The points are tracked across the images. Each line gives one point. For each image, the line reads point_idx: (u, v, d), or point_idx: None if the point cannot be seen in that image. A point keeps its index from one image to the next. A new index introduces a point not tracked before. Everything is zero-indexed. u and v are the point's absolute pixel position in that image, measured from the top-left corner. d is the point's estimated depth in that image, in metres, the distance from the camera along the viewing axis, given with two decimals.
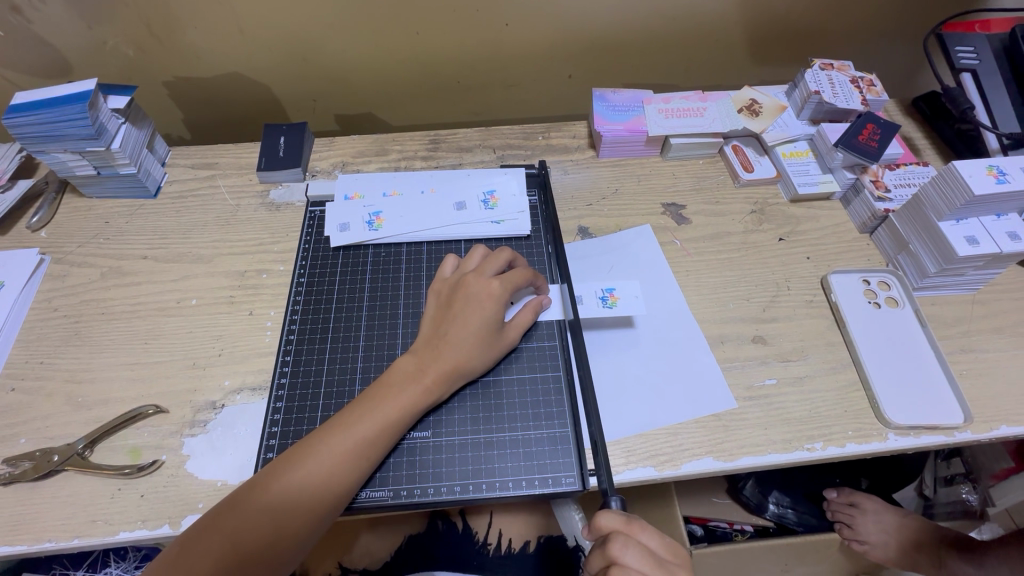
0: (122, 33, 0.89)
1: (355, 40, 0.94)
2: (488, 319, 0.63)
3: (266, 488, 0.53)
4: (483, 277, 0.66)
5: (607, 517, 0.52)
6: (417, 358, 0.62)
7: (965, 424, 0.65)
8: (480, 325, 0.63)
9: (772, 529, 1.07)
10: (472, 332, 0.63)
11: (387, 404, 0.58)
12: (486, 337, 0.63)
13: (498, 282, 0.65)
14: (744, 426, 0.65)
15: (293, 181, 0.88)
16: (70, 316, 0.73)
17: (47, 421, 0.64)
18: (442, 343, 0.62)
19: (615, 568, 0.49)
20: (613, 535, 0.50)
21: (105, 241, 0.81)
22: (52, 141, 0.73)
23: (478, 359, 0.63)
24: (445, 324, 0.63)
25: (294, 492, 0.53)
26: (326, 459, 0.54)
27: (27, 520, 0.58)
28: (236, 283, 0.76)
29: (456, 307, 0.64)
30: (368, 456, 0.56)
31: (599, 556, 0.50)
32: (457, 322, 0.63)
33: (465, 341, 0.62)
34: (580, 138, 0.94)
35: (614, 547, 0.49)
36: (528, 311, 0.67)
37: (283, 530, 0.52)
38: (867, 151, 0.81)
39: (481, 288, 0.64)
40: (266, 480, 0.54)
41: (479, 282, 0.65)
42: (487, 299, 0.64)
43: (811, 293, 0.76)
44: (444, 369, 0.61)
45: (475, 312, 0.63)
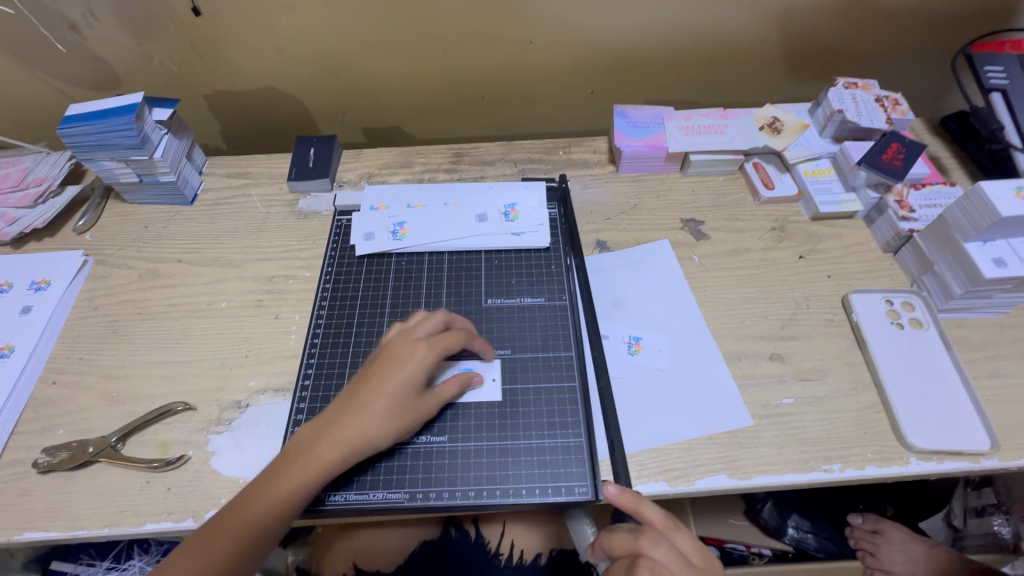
0: (167, 49, 0.94)
1: (385, 56, 0.98)
2: (405, 383, 0.59)
3: (256, 492, 0.55)
4: (412, 340, 0.62)
5: (650, 508, 0.53)
6: (345, 404, 0.59)
7: (992, 451, 0.64)
8: (396, 391, 0.59)
9: (791, 554, 1.04)
10: (389, 398, 0.59)
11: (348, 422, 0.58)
12: (404, 408, 0.59)
13: (425, 345, 0.61)
14: (760, 444, 0.65)
15: (320, 191, 0.91)
16: (108, 315, 0.77)
17: (84, 414, 0.68)
18: (357, 404, 0.58)
19: (644, 558, 0.50)
20: (649, 527, 0.52)
21: (143, 244, 0.85)
22: (100, 150, 0.78)
23: (388, 427, 0.58)
24: (367, 385, 0.60)
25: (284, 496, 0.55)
26: (308, 465, 0.56)
27: (62, 507, 0.61)
28: (264, 287, 0.80)
29: (378, 367, 0.61)
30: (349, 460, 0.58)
31: (628, 539, 0.52)
32: (376, 382, 0.59)
33: (379, 404, 0.58)
34: (601, 153, 0.95)
35: (648, 539, 0.51)
36: (455, 381, 0.63)
37: (272, 530, 0.55)
38: (891, 170, 0.80)
39: (406, 349, 0.61)
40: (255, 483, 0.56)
41: (404, 344, 0.61)
42: (408, 362, 0.60)
43: (832, 313, 0.76)
44: (347, 438, 0.57)
45: (396, 376, 0.59)
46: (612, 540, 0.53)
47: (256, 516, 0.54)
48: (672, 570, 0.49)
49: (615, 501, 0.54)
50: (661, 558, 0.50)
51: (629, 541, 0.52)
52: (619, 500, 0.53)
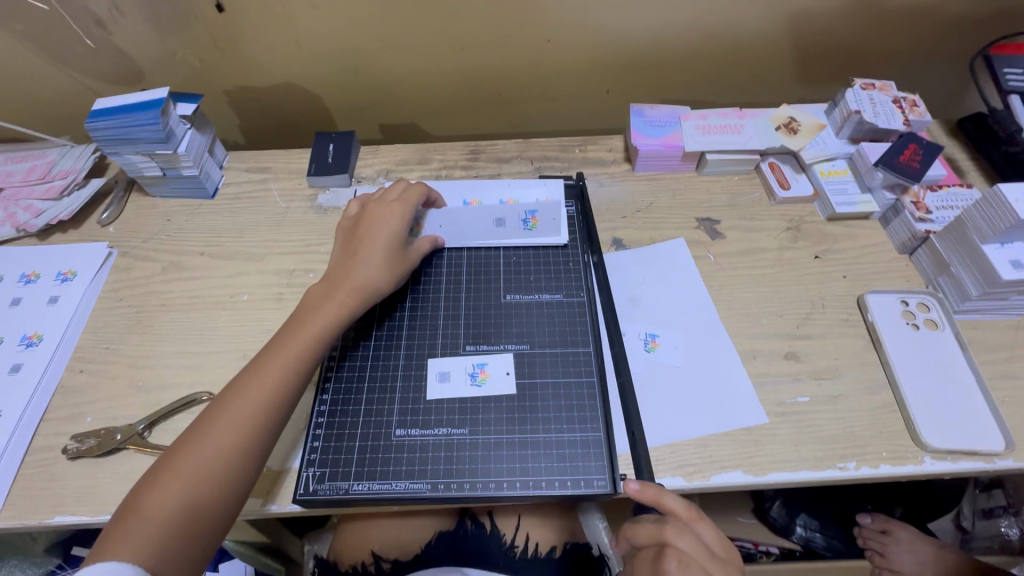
0: (190, 45, 0.95)
1: (404, 54, 0.99)
2: (393, 235, 0.72)
3: (201, 442, 0.56)
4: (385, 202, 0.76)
5: (672, 499, 0.53)
6: (329, 282, 0.69)
7: (1006, 452, 0.64)
8: (387, 243, 0.71)
9: (798, 552, 1.05)
10: (382, 246, 0.71)
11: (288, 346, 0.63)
12: (395, 253, 0.71)
13: (398, 204, 0.75)
14: (775, 442, 0.65)
15: (339, 186, 0.92)
16: (133, 306, 0.79)
17: (111, 402, 0.69)
18: (353, 262, 0.70)
19: (670, 547, 0.50)
20: (673, 518, 0.52)
21: (166, 237, 0.86)
22: (127, 144, 0.79)
23: (387, 271, 0.70)
24: (354, 248, 0.72)
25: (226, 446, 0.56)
26: (248, 398, 0.58)
27: (90, 492, 0.63)
28: (284, 281, 0.81)
29: (363, 232, 0.72)
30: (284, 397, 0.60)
31: (652, 529, 0.52)
32: (365, 242, 0.71)
33: (375, 258, 0.70)
34: (616, 151, 0.96)
35: (673, 529, 0.51)
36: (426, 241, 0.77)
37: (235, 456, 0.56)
38: (908, 171, 0.81)
39: (384, 212, 0.74)
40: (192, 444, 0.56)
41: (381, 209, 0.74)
42: (390, 217, 0.73)
43: (847, 312, 0.76)
44: (355, 283, 0.68)
45: (381, 230, 0.72)
46: (637, 530, 0.53)
47: (203, 467, 0.54)
48: (698, 560, 0.49)
49: (638, 494, 0.54)
50: (686, 548, 0.50)
51: (654, 532, 0.52)
52: (642, 493, 0.54)
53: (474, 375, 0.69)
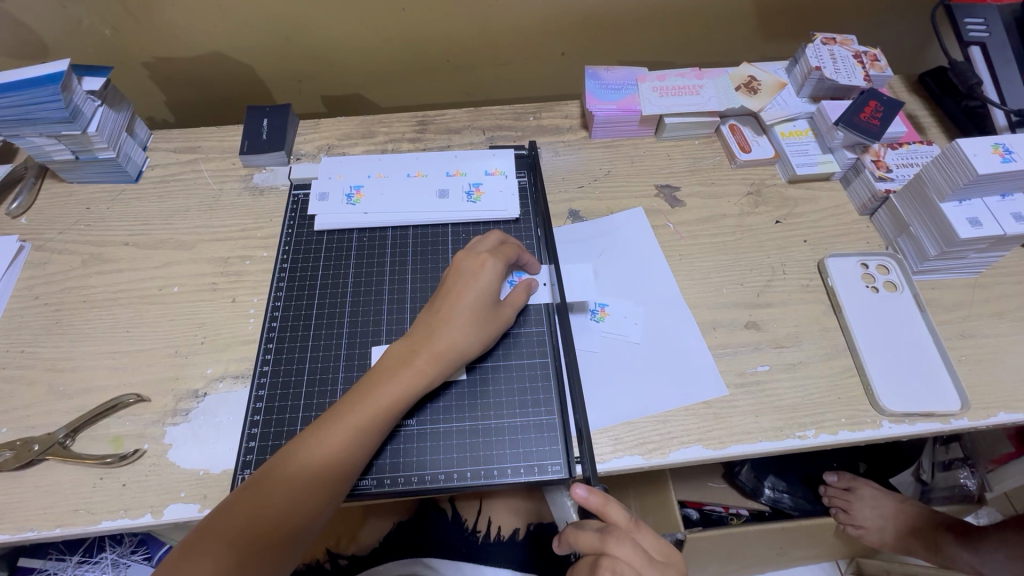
0: (98, 12, 0.86)
1: (340, 17, 0.91)
2: (483, 294, 0.62)
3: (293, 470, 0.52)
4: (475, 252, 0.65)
5: (616, 510, 0.52)
6: (412, 342, 0.60)
7: (962, 412, 0.64)
8: (475, 300, 0.61)
9: (767, 513, 1.06)
10: (468, 307, 0.61)
11: (352, 416, 0.55)
12: (481, 314, 0.61)
13: (491, 256, 0.64)
14: (735, 414, 0.64)
15: (277, 164, 0.86)
16: (51, 304, 0.72)
17: (29, 410, 0.64)
18: (435, 324, 0.60)
19: (607, 557, 0.49)
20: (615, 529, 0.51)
21: (86, 227, 0.79)
22: (26, 124, 0.71)
23: (472, 338, 0.60)
24: (437, 304, 0.62)
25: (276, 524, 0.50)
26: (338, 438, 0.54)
27: (9, 509, 0.58)
28: (218, 269, 0.75)
29: (450, 281, 0.63)
30: (342, 474, 0.53)
31: (593, 539, 0.50)
32: (450, 300, 0.61)
33: (462, 319, 0.60)
34: (572, 118, 0.91)
35: (612, 538, 0.50)
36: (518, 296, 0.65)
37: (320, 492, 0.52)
38: (868, 129, 0.78)
39: (474, 262, 0.63)
40: (230, 510, 0.49)
41: (470, 259, 0.64)
42: (483, 274, 0.62)
43: (807, 278, 0.74)
44: (436, 351, 0.59)
45: (470, 286, 0.62)
46: (577, 537, 0.52)
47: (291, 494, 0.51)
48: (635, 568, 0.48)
49: (585, 502, 0.51)
50: (624, 557, 0.48)
51: (595, 541, 0.50)
52: (589, 501, 0.50)
53: None
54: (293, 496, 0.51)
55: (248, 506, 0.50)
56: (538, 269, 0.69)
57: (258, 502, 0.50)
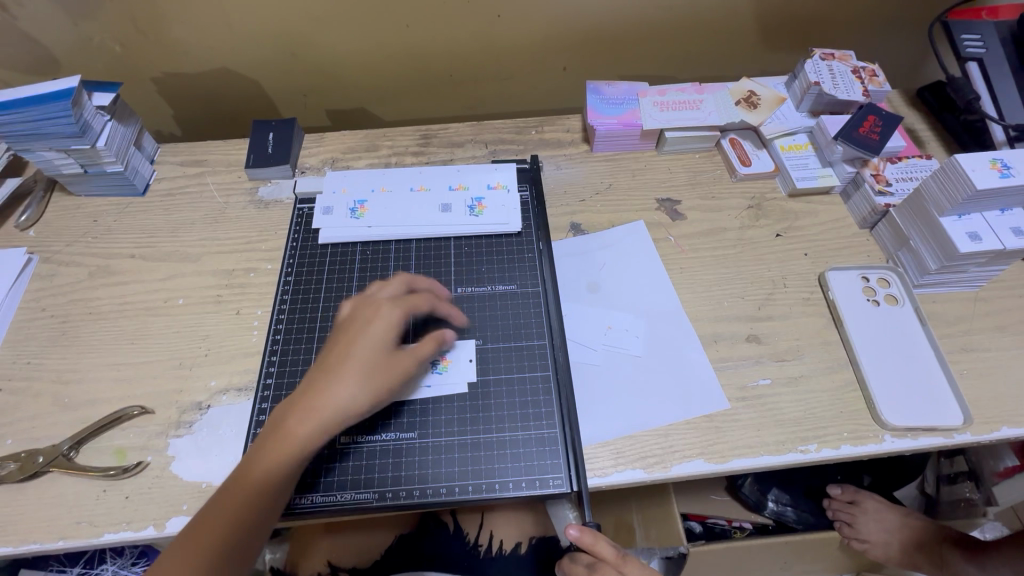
0: (108, 28, 0.88)
1: (346, 33, 0.93)
2: (374, 345, 0.58)
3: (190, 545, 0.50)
4: (377, 301, 0.62)
5: (604, 547, 0.53)
6: (317, 381, 0.56)
7: (965, 426, 0.64)
8: (366, 352, 0.57)
9: (771, 527, 1.06)
10: (359, 359, 0.57)
11: (246, 476, 0.53)
12: (373, 367, 0.57)
13: (392, 305, 0.61)
14: (736, 428, 0.64)
15: (282, 178, 0.87)
16: (57, 316, 0.73)
17: (34, 422, 0.64)
18: (325, 378, 0.56)
19: None
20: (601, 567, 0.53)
21: (93, 240, 0.80)
22: (37, 139, 0.72)
23: (361, 393, 0.56)
24: (333, 357, 0.58)
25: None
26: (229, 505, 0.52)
27: (13, 521, 0.58)
28: (223, 282, 0.76)
29: (347, 333, 0.59)
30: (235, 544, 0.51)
31: (582, 572, 0.55)
32: (343, 352, 0.58)
33: (351, 373, 0.56)
34: (574, 132, 0.92)
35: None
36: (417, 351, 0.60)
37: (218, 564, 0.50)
38: (868, 143, 0.79)
39: (371, 312, 0.60)
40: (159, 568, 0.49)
41: (368, 306, 0.61)
42: (378, 324, 0.59)
43: (808, 291, 0.75)
44: (319, 409, 0.55)
45: (363, 338, 0.58)
46: (573, 565, 0.56)
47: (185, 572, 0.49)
48: None
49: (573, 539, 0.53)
50: None
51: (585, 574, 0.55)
52: (577, 543, 0.52)
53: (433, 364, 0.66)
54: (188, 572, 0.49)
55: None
56: (460, 320, 0.67)
57: (196, 546, 0.50)
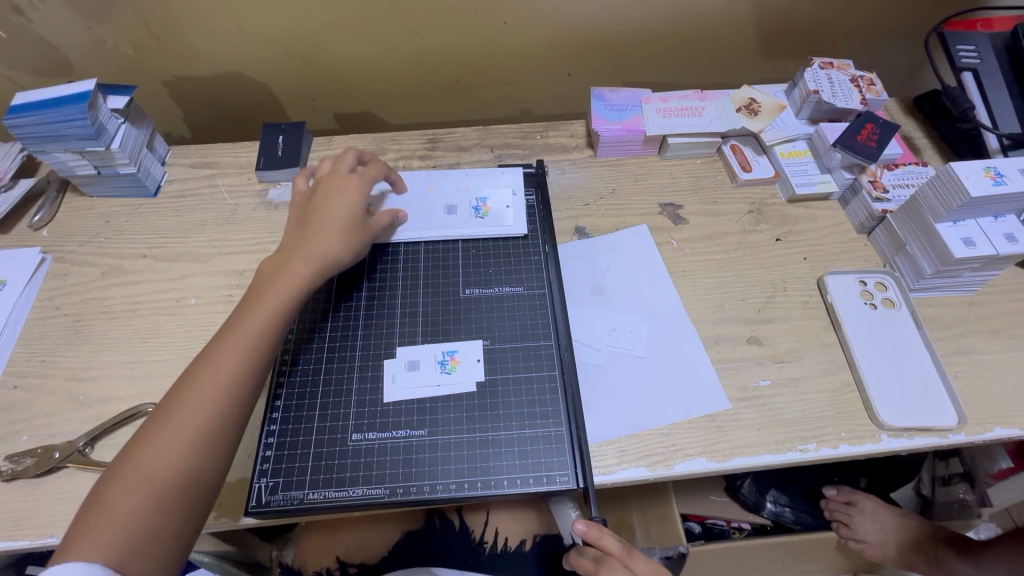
0: (120, 32, 0.89)
1: (355, 38, 0.94)
2: (350, 207, 0.66)
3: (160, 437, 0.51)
4: (339, 174, 0.69)
5: (610, 541, 0.55)
6: (282, 253, 0.63)
7: (959, 426, 0.66)
8: (344, 213, 0.66)
9: (768, 527, 1.08)
10: (337, 222, 0.65)
11: (209, 370, 0.54)
12: (350, 226, 0.66)
13: (356, 176, 0.69)
14: (737, 427, 0.65)
15: (291, 180, 0.89)
16: (71, 315, 0.74)
17: (49, 419, 0.65)
18: (306, 235, 0.64)
19: None
20: (608, 561, 0.55)
21: (106, 240, 0.81)
22: (52, 141, 0.74)
23: (345, 246, 0.64)
24: (306, 221, 0.65)
25: (186, 463, 0.51)
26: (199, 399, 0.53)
27: (29, 515, 0.59)
28: (234, 282, 0.77)
29: (318, 201, 0.66)
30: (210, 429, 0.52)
31: (589, 564, 0.56)
32: (319, 215, 0.65)
33: (333, 231, 0.64)
34: (578, 137, 0.94)
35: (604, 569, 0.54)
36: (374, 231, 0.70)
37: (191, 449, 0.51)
38: (865, 151, 0.81)
39: (341, 183, 0.68)
40: (139, 448, 0.50)
41: (335, 179, 0.68)
42: (349, 191, 0.67)
43: (807, 294, 0.76)
44: (309, 256, 0.62)
45: (337, 203, 0.66)
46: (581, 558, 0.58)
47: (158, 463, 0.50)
48: None
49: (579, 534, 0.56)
50: None
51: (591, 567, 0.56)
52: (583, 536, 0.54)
53: (443, 363, 0.68)
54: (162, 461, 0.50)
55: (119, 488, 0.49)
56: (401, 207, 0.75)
57: (170, 436, 0.51)
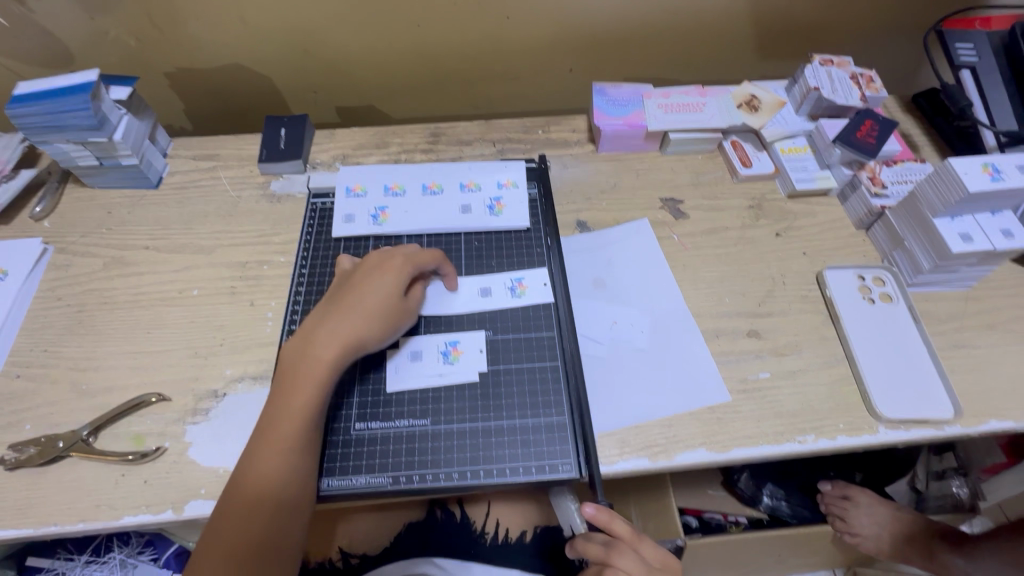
0: (123, 23, 0.89)
1: (357, 31, 0.94)
2: (386, 287, 0.64)
3: (249, 485, 0.55)
4: (382, 255, 0.68)
5: (620, 524, 0.56)
6: (313, 330, 0.62)
7: (955, 419, 0.67)
8: (381, 296, 0.64)
9: (765, 521, 1.07)
10: (370, 301, 0.63)
11: (276, 426, 0.57)
12: (387, 307, 0.64)
13: (398, 257, 0.67)
14: (737, 418, 0.66)
15: (293, 173, 0.89)
16: (73, 306, 0.74)
17: (52, 408, 0.66)
18: (339, 314, 0.62)
19: (611, 568, 0.54)
20: (619, 543, 0.55)
21: (108, 231, 0.81)
22: (55, 131, 0.73)
23: (380, 326, 0.63)
24: (344, 294, 0.64)
25: (286, 480, 0.55)
26: (278, 446, 0.56)
27: (33, 504, 0.60)
28: (237, 274, 0.77)
29: (355, 280, 0.65)
30: (294, 473, 0.56)
31: (599, 551, 0.56)
32: (354, 293, 0.64)
33: (367, 310, 0.63)
34: (580, 132, 0.94)
35: (616, 552, 0.55)
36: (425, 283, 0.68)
37: (283, 492, 0.55)
38: (865, 148, 0.82)
39: (380, 262, 0.67)
40: (241, 476, 0.55)
41: (376, 260, 0.67)
42: (387, 271, 0.65)
43: (806, 289, 0.77)
44: (342, 339, 0.61)
45: (374, 283, 0.64)
46: (586, 546, 0.57)
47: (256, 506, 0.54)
48: None
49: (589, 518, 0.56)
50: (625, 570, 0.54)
51: (600, 552, 0.56)
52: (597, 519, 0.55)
53: (446, 353, 0.68)
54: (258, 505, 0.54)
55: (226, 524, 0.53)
56: (454, 283, 0.72)
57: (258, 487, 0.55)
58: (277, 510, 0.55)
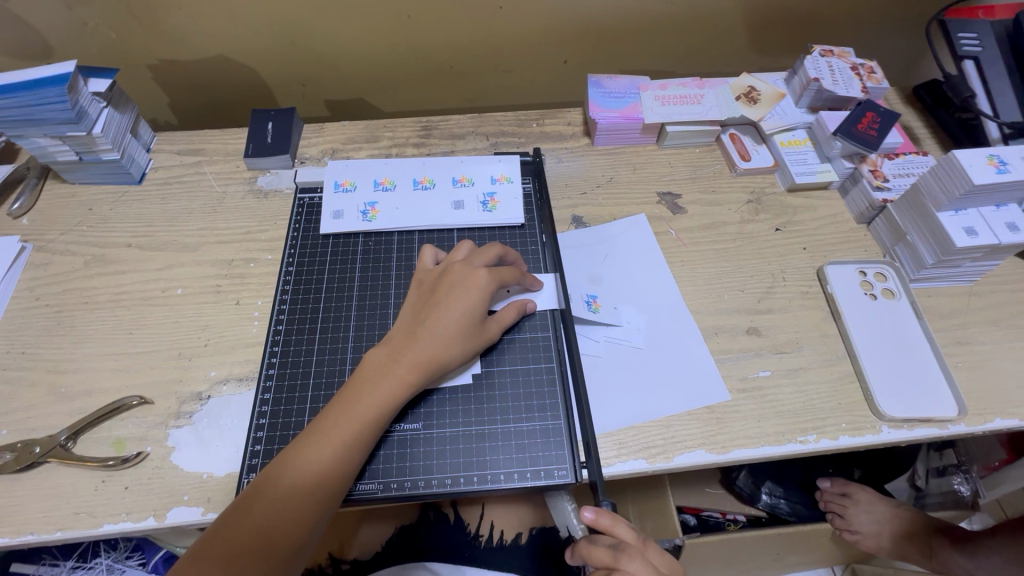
0: (102, 14, 0.86)
1: (344, 23, 0.92)
2: (470, 308, 0.60)
3: (288, 482, 0.52)
4: (471, 266, 0.63)
5: (624, 528, 0.52)
6: (395, 346, 0.59)
7: (959, 417, 0.65)
8: (463, 313, 0.60)
9: (763, 519, 1.07)
10: (453, 323, 0.59)
11: (336, 432, 0.54)
12: (467, 330, 0.60)
13: (486, 272, 0.62)
14: (737, 418, 0.65)
15: (281, 168, 0.86)
16: (52, 306, 0.72)
17: (29, 412, 0.63)
18: (422, 331, 0.59)
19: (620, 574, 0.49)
20: (627, 545, 0.51)
21: (88, 228, 0.79)
22: (31, 125, 0.71)
23: (458, 350, 0.60)
24: (427, 306, 0.61)
25: (324, 483, 0.53)
26: (329, 450, 0.53)
27: (9, 512, 0.57)
28: (222, 272, 0.75)
29: (440, 295, 0.61)
30: (336, 481, 0.53)
31: (606, 556, 0.51)
32: (439, 309, 0.60)
33: (450, 331, 0.59)
34: (575, 125, 0.92)
35: (624, 556, 0.50)
36: (512, 309, 0.65)
37: (317, 495, 0.52)
38: (867, 140, 0.80)
39: (468, 277, 0.61)
40: (282, 469, 0.52)
41: (466, 271, 0.62)
42: (474, 289, 0.61)
43: (807, 285, 0.75)
44: (420, 360, 0.58)
45: (461, 301, 0.60)
46: (590, 552, 0.52)
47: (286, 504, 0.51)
48: None
49: (592, 523, 0.52)
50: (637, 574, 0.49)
51: (607, 557, 0.51)
52: (599, 522, 0.51)
53: None
54: (291, 502, 0.51)
55: (253, 511, 0.50)
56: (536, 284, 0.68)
57: (297, 486, 0.52)
58: (306, 514, 0.52)
